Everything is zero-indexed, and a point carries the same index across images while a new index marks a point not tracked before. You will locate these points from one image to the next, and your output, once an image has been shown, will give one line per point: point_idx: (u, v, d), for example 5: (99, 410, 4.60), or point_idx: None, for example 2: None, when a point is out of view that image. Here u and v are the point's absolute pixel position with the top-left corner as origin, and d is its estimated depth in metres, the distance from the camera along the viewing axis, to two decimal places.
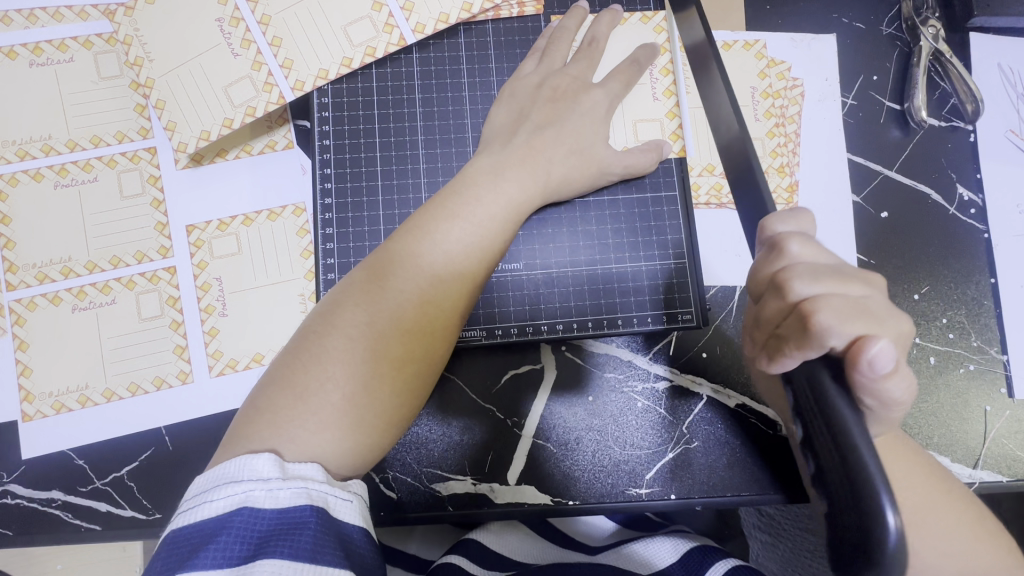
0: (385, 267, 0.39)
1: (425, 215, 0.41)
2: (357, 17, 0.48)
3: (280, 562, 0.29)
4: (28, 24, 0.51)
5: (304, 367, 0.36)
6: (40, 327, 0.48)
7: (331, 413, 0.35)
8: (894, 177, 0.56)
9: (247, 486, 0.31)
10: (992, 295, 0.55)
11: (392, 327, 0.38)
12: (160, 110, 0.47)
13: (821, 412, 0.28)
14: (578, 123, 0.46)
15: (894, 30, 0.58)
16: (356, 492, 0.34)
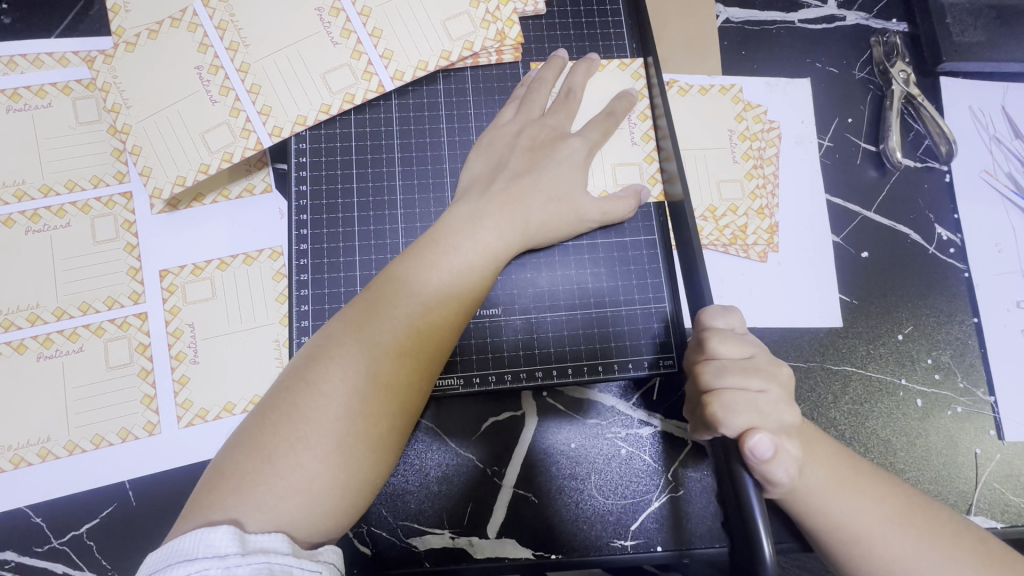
0: (361, 319, 0.38)
1: (401, 266, 0.41)
2: (334, 65, 0.48)
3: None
4: (8, 70, 0.51)
5: (273, 424, 0.35)
6: (3, 377, 0.47)
7: (301, 475, 0.34)
8: (873, 218, 0.56)
9: (204, 564, 0.30)
10: (976, 335, 0.54)
11: (364, 382, 0.36)
12: (135, 156, 0.47)
13: (730, 485, 0.34)
14: (556, 171, 0.46)
15: (866, 74, 0.59)
16: (325, 562, 0.33)
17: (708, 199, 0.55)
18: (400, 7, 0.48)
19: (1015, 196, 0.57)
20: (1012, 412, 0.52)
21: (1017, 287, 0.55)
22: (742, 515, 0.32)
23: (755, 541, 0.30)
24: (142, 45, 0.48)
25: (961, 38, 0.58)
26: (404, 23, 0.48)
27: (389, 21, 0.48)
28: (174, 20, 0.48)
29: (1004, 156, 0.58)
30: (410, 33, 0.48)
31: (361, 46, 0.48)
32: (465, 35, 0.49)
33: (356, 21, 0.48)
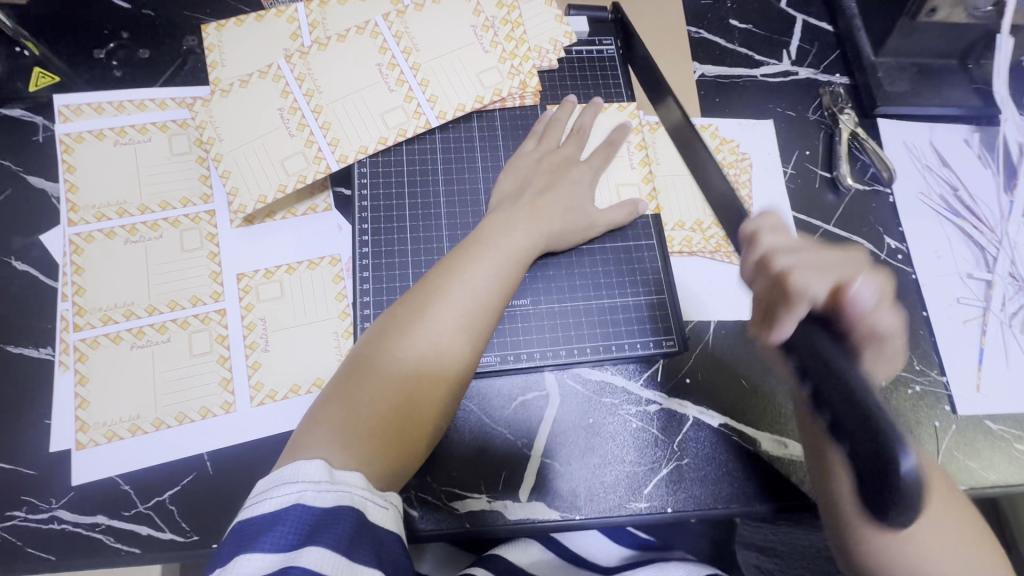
0: (424, 299, 0.48)
1: (452, 261, 0.51)
2: (390, 107, 0.59)
3: (326, 550, 0.34)
4: (118, 112, 0.62)
5: (356, 380, 0.44)
6: (100, 363, 0.54)
7: (379, 422, 0.42)
8: (832, 230, 0.67)
9: (302, 486, 0.36)
10: (925, 326, 0.64)
11: (429, 348, 0.46)
12: (225, 179, 0.57)
13: (840, 382, 0.35)
14: (569, 188, 0.57)
15: (818, 116, 0.72)
16: (391, 502, 0.40)
17: (696, 213, 0.63)
18: (443, 62, 0.60)
19: (948, 211, 0.69)
20: (961, 390, 0.61)
21: (957, 286, 0.66)
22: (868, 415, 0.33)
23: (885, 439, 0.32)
24: (234, 92, 0.59)
25: (891, 88, 0.71)
26: (447, 74, 0.60)
27: (434, 73, 0.60)
28: (262, 73, 0.59)
29: (935, 181, 0.70)
30: (451, 82, 0.60)
31: (411, 92, 0.60)
32: (495, 84, 0.61)
33: (408, 73, 0.60)
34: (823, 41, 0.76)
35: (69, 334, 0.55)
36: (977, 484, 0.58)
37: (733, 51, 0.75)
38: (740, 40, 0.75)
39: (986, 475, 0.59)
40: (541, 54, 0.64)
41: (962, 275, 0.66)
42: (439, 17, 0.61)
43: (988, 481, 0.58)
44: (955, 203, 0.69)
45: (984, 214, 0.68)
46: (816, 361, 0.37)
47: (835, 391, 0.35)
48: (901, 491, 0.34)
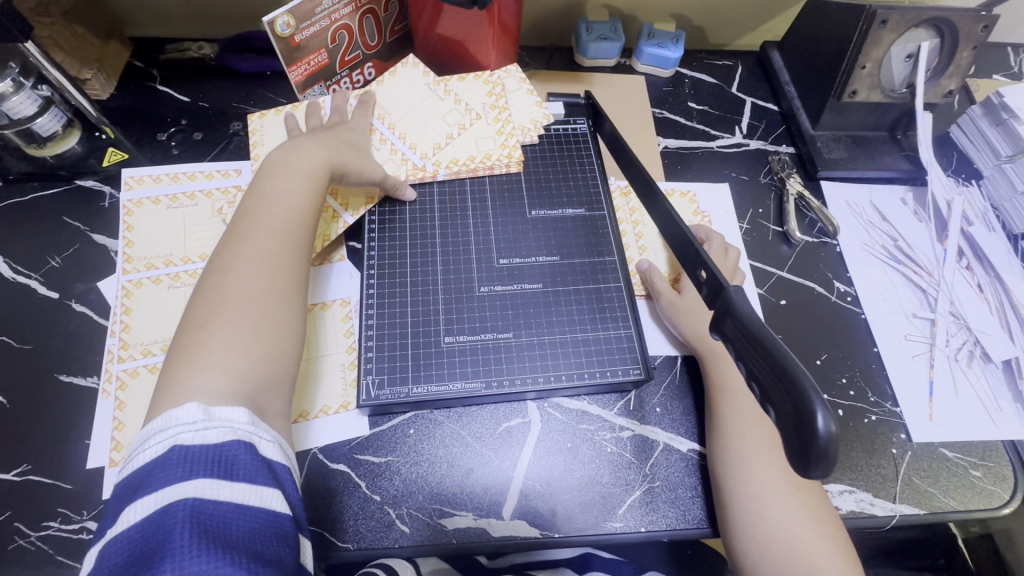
0: (229, 241, 0.56)
1: (252, 200, 0.59)
2: (382, 160, 0.73)
3: (215, 482, 0.40)
4: (172, 182, 0.74)
5: (197, 315, 0.50)
6: (136, 390, 0.62)
7: (223, 351, 0.48)
8: (786, 276, 0.76)
9: (178, 431, 0.42)
10: (877, 360, 0.70)
11: (253, 264, 0.53)
12: None
13: (759, 352, 0.38)
14: (346, 131, 0.70)
15: (769, 180, 0.83)
16: (275, 436, 0.47)
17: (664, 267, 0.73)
18: (411, 117, 0.75)
19: (890, 259, 0.77)
20: (916, 420, 0.66)
21: (904, 324, 0.73)
22: (787, 377, 0.35)
23: (809, 404, 0.33)
24: None
25: (829, 156, 0.83)
26: (418, 126, 0.75)
27: (406, 126, 0.75)
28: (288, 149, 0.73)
29: (877, 233, 0.79)
30: (425, 131, 0.75)
31: (393, 146, 0.74)
32: (457, 121, 0.76)
33: (388, 133, 0.74)
34: (770, 118, 0.89)
35: (113, 365, 0.63)
36: (938, 508, 0.62)
37: (692, 127, 0.87)
38: (698, 118, 0.88)
39: (946, 500, 0.62)
40: (524, 131, 0.77)
41: (908, 314, 0.73)
42: (400, 91, 0.77)
43: (948, 506, 0.62)
44: (895, 252, 0.78)
45: (921, 260, 0.77)
46: (743, 338, 0.40)
47: (758, 359, 0.38)
48: (829, 456, 0.33)
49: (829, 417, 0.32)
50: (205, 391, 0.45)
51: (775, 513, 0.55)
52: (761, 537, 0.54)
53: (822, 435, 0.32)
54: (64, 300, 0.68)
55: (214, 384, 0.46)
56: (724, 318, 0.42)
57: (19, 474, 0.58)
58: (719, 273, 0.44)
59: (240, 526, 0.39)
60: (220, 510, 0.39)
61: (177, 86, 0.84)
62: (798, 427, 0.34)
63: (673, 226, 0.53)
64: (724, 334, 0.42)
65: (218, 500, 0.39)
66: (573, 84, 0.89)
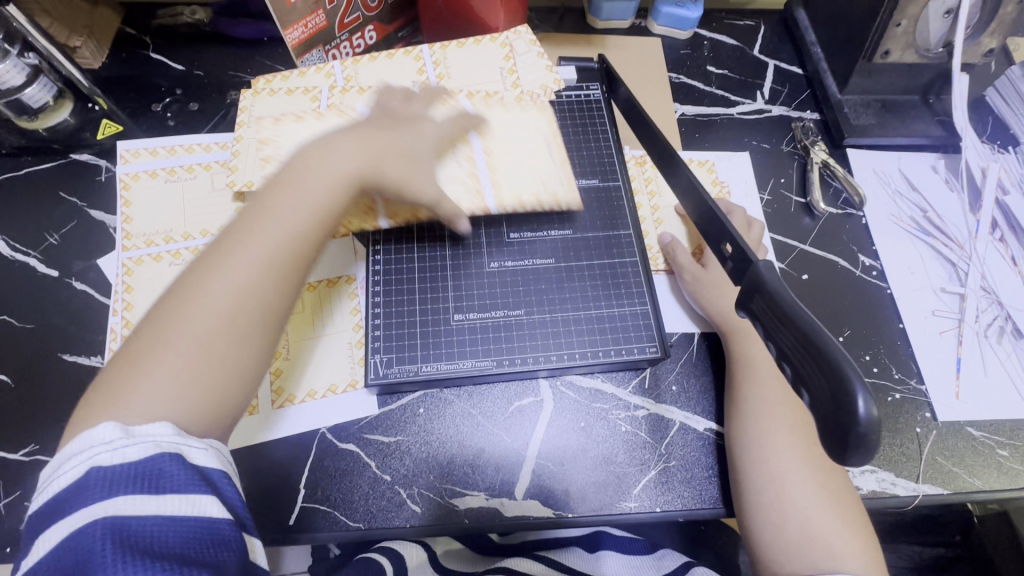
0: (225, 242, 0.46)
1: (263, 200, 0.48)
2: (452, 180, 0.65)
3: (137, 500, 0.36)
4: (169, 155, 0.72)
5: (159, 322, 0.43)
6: None
7: (169, 374, 0.41)
8: (808, 248, 0.72)
9: (93, 448, 0.37)
10: (902, 337, 0.68)
11: (228, 294, 0.43)
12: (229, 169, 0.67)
13: (794, 332, 0.35)
14: (404, 136, 0.58)
15: (792, 148, 0.79)
16: (211, 444, 0.42)
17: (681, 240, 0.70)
18: (508, 137, 0.69)
19: (918, 231, 0.74)
20: (942, 398, 0.64)
21: (931, 300, 0.70)
22: (823, 358, 0.33)
23: (848, 389, 0.31)
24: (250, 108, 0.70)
25: (857, 121, 0.78)
26: (511, 166, 0.67)
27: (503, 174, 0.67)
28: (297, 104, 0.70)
29: (905, 204, 0.76)
30: (515, 179, 0.67)
31: (475, 168, 0.66)
32: (553, 187, 0.67)
33: (476, 143, 0.67)
34: (795, 83, 0.84)
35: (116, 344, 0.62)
36: (962, 488, 0.60)
37: (712, 92, 0.83)
38: (717, 83, 0.84)
39: (971, 480, 0.60)
40: (534, 97, 0.74)
41: (936, 289, 0.70)
42: (475, 66, 0.75)
43: (973, 487, 0.60)
44: (924, 224, 0.74)
45: (952, 232, 0.73)
46: (774, 317, 0.37)
47: (791, 340, 0.35)
48: (870, 442, 0.30)
49: (871, 401, 0.30)
50: (142, 406, 0.40)
51: (796, 493, 0.53)
52: (778, 516, 0.53)
53: (862, 421, 0.30)
54: (63, 278, 0.66)
55: (150, 408, 0.40)
56: (752, 295, 0.40)
57: (27, 454, 0.57)
58: (748, 248, 0.41)
59: (174, 541, 0.36)
60: (148, 526, 0.36)
61: (172, 54, 0.80)
62: (834, 412, 0.32)
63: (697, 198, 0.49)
64: (753, 311, 0.40)
65: (142, 517, 0.36)
66: (586, 47, 0.85)
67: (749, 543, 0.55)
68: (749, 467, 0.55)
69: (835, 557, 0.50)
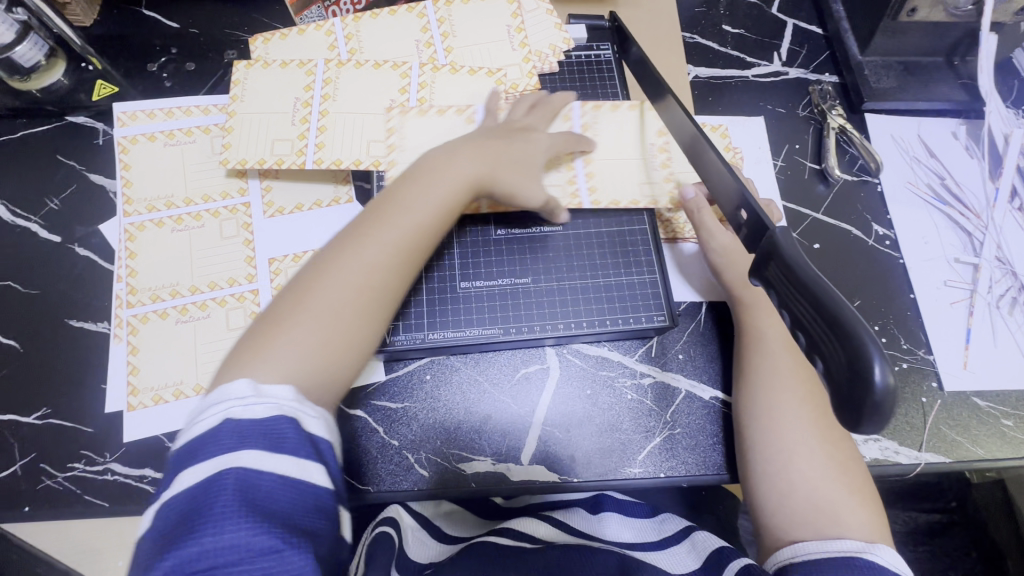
0: (360, 226, 0.49)
1: (393, 191, 0.52)
2: (553, 181, 0.64)
3: (260, 454, 0.37)
4: (167, 118, 0.70)
5: (293, 297, 0.46)
6: (149, 336, 0.61)
7: (301, 343, 0.44)
8: (821, 217, 0.71)
9: (228, 402, 0.39)
10: (913, 307, 0.67)
11: (357, 272, 0.47)
12: (229, 134, 0.65)
13: (810, 300, 0.35)
14: (519, 145, 0.60)
15: (808, 113, 0.76)
16: (321, 412, 0.42)
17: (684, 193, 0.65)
18: (615, 160, 0.65)
19: (935, 199, 0.72)
20: (949, 368, 0.64)
21: (944, 270, 0.69)
22: (839, 325, 0.32)
23: (865, 357, 0.30)
24: (252, 70, 0.67)
25: (877, 85, 0.75)
26: (614, 176, 0.64)
27: (603, 180, 0.64)
28: (299, 64, 0.68)
29: (923, 171, 0.74)
30: (619, 186, 0.64)
31: (576, 179, 0.64)
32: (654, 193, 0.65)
33: (579, 160, 0.65)
34: (814, 43, 0.81)
35: (123, 311, 0.62)
36: (965, 457, 0.60)
37: (727, 53, 0.80)
38: (733, 44, 0.80)
39: (974, 449, 0.61)
40: (542, 58, 0.71)
41: (949, 259, 0.69)
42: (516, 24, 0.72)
43: (976, 456, 0.61)
44: (941, 192, 0.72)
45: (969, 200, 0.72)
46: (788, 284, 0.37)
47: (806, 307, 0.35)
48: (885, 410, 0.30)
49: (888, 368, 0.30)
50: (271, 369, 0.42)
51: (803, 461, 0.53)
52: (782, 483, 0.53)
53: (878, 389, 0.30)
54: (66, 244, 0.66)
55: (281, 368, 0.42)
56: (768, 261, 0.39)
57: (40, 418, 0.58)
58: (764, 215, 0.40)
59: (286, 503, 0.37)
60: (265, 482, 0.37)
61: (164, 10, 0.77)
62: (849, 380, 0.31)
63: (700, 149, 0.50)
64: (767, 277, 0.39)
65: (261, 473, 0.37)
66: (595, 5, 0.81)
67: (751, 510, 0.55)
68: (755, 435, 0.55)
69: (842, 526, 0.50)
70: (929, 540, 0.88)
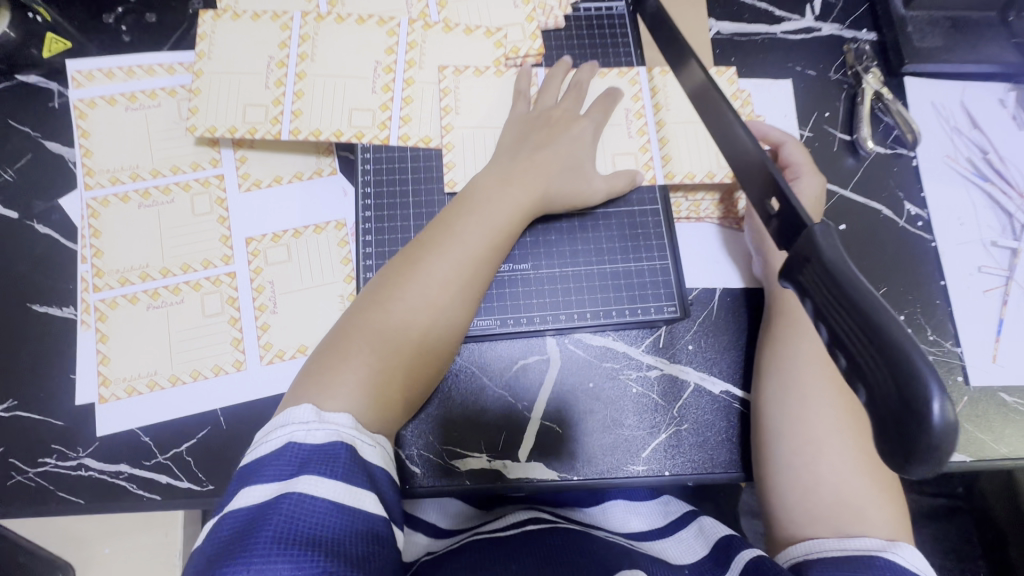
0: (420, 255, 0.51)
1: (449, 217, 0.53)
2: (623, 151, 0.60)
3: (318, 478, 0.38)
4: (127, 77, 0.62)
5: (358, 326, 0.48)
6: (119, 322, 0.57)
7: (363, 377, 0.46)
8: (849, 195, 0.65)
9: (293, 427, 0.41)
10: (942, 295, 0.62)
11: (417, 305, 0.49)
12: (195, 96, 0.58)
13: (855, 314, 0.29)
14: (572, 145, 0.57)
15: (841, 76, 0.69)
16: (378, 442, 0.45)
17: (707, 166, 0.60)
18: (691, 131, 0.61)
19: (975, 176, 0.66)
20: (977, 362, 0.60)
21: (980, 255, 0.63)
22: (890, 349, 0.27)
23: (920, 390, 0.26)
24: (221, 24, 0.60)
25: (920, 44, 0.67)
26: (690, 148, 0.60)
27: (679, 149, 0.60)
28: (274, 16, 0.61)
29: (964, 144, 0.67)
30: (695, 159, 0.60)
31: (649, 148, 0.61)
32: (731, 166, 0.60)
33: (652, 127, 0.61)
34: None
35: (89, 295, 0.57)
36: (988, 456, 0.57)
37: (754, 5, 0.71)
38: None
39: (998, 448, 0.57)
40: (547, 12, 0.64)
41: (986, 243, 0.64)
42: None
43: (1000, 455, 0.57)
44: (983, 168, 0.66)
45: (1013, 177, 0.66)
46: (828, 292, 0.31)
47: (847, 322, 0.30)
48: (941, 449, 0.26)
49: (949, 403, 0.25)
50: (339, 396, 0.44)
51: (828, 457, 0.49)
52: (805, 480, 0.49)
53: (936, 427, 0.25)
54: (24, 220, 0.60)
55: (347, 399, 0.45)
56: (804, 264, 0.33)
57: (6, 410, 0.55)
58: (800, 206, 0.34)
59: (334, 527, 0.37)
60: (315, 505, 0.38)
61: None
62: (899, 412, 0.27)
63: (711, 100, 0.42)
64: (801, 282, 0.33)
65: (315, 496, 0.38)
66: None
67: (764, 514, 0.52)
68: (773, 438, 0.52)
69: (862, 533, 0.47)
70: (931, 524, 0.87)
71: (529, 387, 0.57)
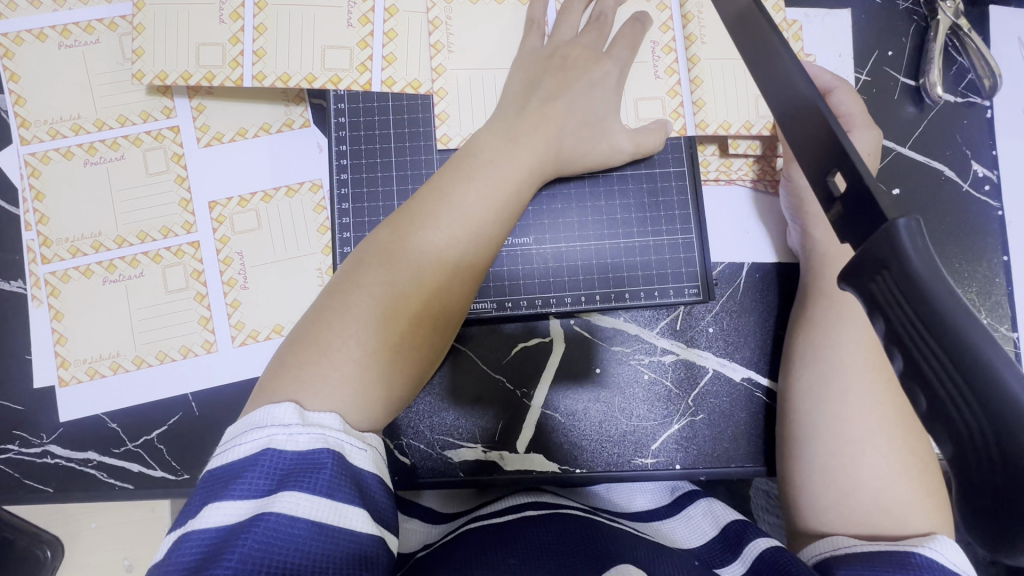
0: (420, 207, 0.42)
1: (450, 169, 0.44)
2: (647, 95, 0.51)
3: (299, 497, 0.30)
4: (57, 7, 0.53)
5: (346, 295, 0.38)
6: (73, 298, 0.51)
7: (350, 367, 0.36)
8: (906, 153, 0.55)
9: (271, 430, 0.32)
10: (1003, 272, 0.54)
11: (422, 266, 0.40)
12: (138, 34, 0.49)
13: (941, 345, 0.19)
14: (586, 94, 0.48)
15: (911, 4, 0.57)
16: (371, 444, 0.34)
17: (745, 114, 0.51)
18: (726, 72, 0.52)
19: None
20: None
21: None
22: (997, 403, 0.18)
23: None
24: None
25: None
26: (725, 93, 0.51)
27: (712, 93, 0.52)
28: None
29: None
30: (729, 106, 0.52)
31: (678, 90, 0.52)
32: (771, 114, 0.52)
33: (683, 64, 0.52)
34: None
35: (37, 267, 0.51)
36: None
37: None
38: None
39: None
40: None
41: None
42: None
43: None
44: None
45: None
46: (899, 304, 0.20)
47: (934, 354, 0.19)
48: None
49: None
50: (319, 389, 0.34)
51: (869, 459, 0.42)
52: (839, 485, 0.43)
53: None
54: None
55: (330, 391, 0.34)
56: (870, 259, 0.21)
57: None
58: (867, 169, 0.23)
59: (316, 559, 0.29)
60: (296, 534, 0.29)
61: None
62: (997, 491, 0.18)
63: (756, 28, 0.33)
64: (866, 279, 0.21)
65: (292, 520, 0.29)
66: None
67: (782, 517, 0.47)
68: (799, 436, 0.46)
69: None
70: None
71: (537, 373, 0.52)
